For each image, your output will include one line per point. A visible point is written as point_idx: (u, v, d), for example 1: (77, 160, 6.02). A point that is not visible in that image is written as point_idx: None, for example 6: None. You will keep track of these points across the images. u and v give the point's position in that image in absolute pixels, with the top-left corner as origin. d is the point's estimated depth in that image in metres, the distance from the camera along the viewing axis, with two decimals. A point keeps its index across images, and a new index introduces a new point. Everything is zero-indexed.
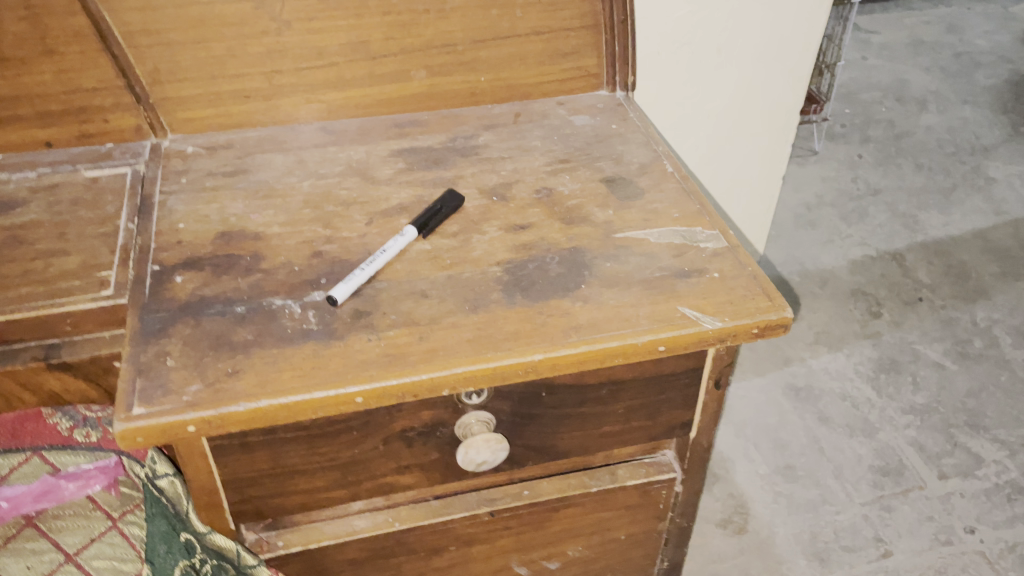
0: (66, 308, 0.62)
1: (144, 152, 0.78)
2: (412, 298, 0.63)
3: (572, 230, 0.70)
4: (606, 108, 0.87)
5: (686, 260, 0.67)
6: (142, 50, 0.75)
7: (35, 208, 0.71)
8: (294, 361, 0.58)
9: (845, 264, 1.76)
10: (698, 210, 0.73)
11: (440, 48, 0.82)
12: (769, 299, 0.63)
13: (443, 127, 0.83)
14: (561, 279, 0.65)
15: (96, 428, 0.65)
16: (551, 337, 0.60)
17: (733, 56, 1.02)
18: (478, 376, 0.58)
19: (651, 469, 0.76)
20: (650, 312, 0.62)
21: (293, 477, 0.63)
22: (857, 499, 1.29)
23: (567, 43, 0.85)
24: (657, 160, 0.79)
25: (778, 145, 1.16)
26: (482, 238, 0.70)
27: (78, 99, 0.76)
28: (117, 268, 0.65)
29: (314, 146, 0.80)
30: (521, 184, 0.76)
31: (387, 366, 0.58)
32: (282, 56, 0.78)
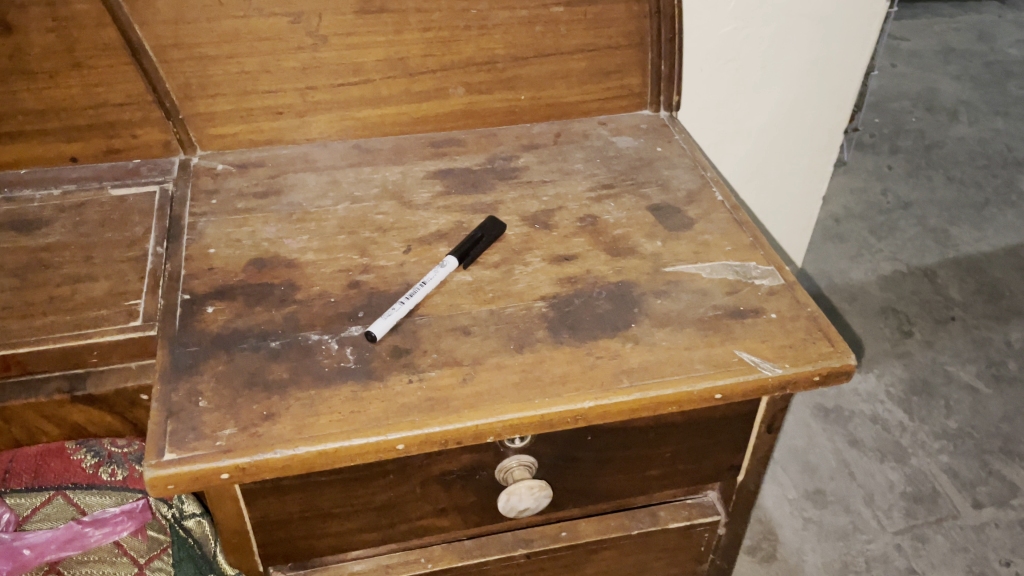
0: (93, 340, 0.59)
1: (172, 169, 0.76)
2: (454, 335, 0.60)
3: (620, 263, 0.67)
4: (650, 129, 0.83)
5: (741, 298, 0.64)
6: (173, 64, 0.72)
7: (61, 229, 0.68)
8: (332, 403, 0.55)
9: (875, 280, 1.72)
10: (751, 243, 0.69)
11: (479, 65, 0.79)
12: (831, 344, 0.60)
13: (481, 147, 0.80)
14: (610, 317, 0.62)
15: (122, 466, 0.64)
16: (602, 381, 0.57)
17: (779, 73, 0.99)
18: (526, 424, 0.55)
19: (693, 511, 0.73)
20: (705, 356, 0.59)
21: (325, 520, 0.60)
22: (889, 527, 1.26)
23: (611, 61, 0.82)
24: (706, 187, 0.76)
25: (820, 164, 1.12)
26: (525, 270, 0.66)
27: (106, 114, 0.73)
28: (146, 296, 0.63)
29: (348, 166, 0.77)
30: (564, 211, 0.73)
31: (430, 410, 0.55)
32: (317, 72, 0.75)
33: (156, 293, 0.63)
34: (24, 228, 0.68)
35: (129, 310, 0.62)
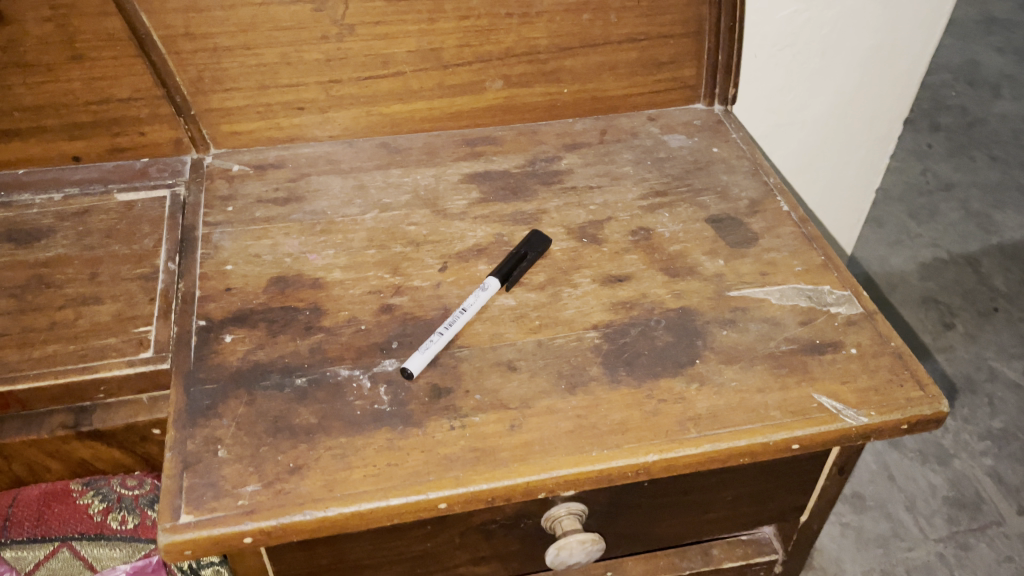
0: (100, 374, 0.53)
1: (184, 170, 0.69)
2: (499, 371, 0.54)
3: (678, 285, 0.61)
4: (704, 126, 0.76)
5: (816, 329, 0.57)
6: (184, 56, 0.65)
7: (63, 240, 0.62)
8: (366, 455, 0.49)
9: (915, 267, 1.65)
10: (824, 262, 0.63)
11: (520, 56, 0.71)
12: (920, 388, 0.54)
13: (520, 147, 0.73)
14: (671, 352, 0.56)
15: (132, 514, 0.59)
16: (667, 431, 0.51)
17: (839, 60, 0.91)
18: (582, 480, 0.49)
19: (749, 549, 0.67)
20: (781, 401, 0.53)
21: (356, 571, 0.55)
22: (931, 534, 1.21)
23: (664, 51, 0.74)
24: (769, 195, 0.69)
25: (877, 157, 1.05)
26: (573, 293, 0.60)
27: (111, 110, 0.67)
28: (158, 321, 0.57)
29: (375, 168, 0.70)
30: (614, 222, 0.66)
31: (476, 465, 0.49)
32: (341, 65, 0.68)
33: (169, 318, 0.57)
34: (23, 239, 0.62)
35: (139, 337, 0.56)
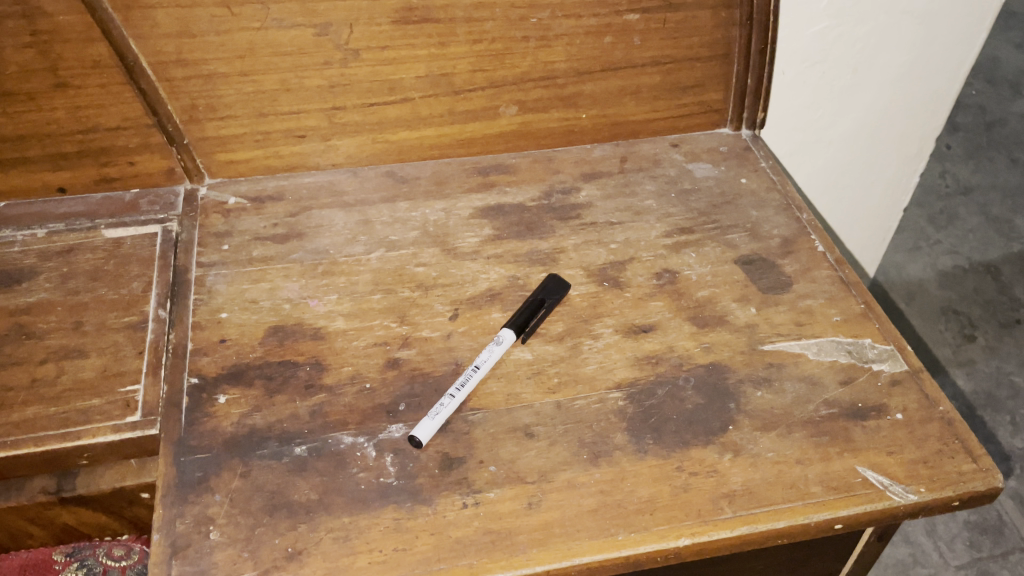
0: (82, 442, 0.49)
1: (176, 202, 0.65)
2: (515, 439, 0.50)
3: (708, 337, 0.56)
4: (731, 153, 0.71)
5: (858, 390, 0.53)
6: (176, 83, 0.60)
7: (46, 284, 0.58)
8: (371, 539, 0.45)
9: (935, 275, 1.57)
10: (863, 311, 0.58)
11: (536, 81, 0.67)
12: (973, 461, 0.49)
13: (535, 176, 0.69)
14: (702, 416, 0.51)
15: None
16: (699, 511, 0.47)
17: (870, 76, 0.86)
18: (607, 567, 0.45)
19: None
20: (822, 475, 0.48)
21: None
22: (952, 561, 1.17)
23: (690, 75, 0.69)
24: (802, 233, 0.64)
25: (903, 171, 1.00)
26: (594, 346, 0.56)
27: (97, 139, 0.62)
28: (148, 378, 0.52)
29: (380, 200, 0.66)
30: (636, 263, 0.62)
31: (491, 550, 0.45)
32: (345, 91, 0.63)
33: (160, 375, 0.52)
34: (3, 282, 0.58)
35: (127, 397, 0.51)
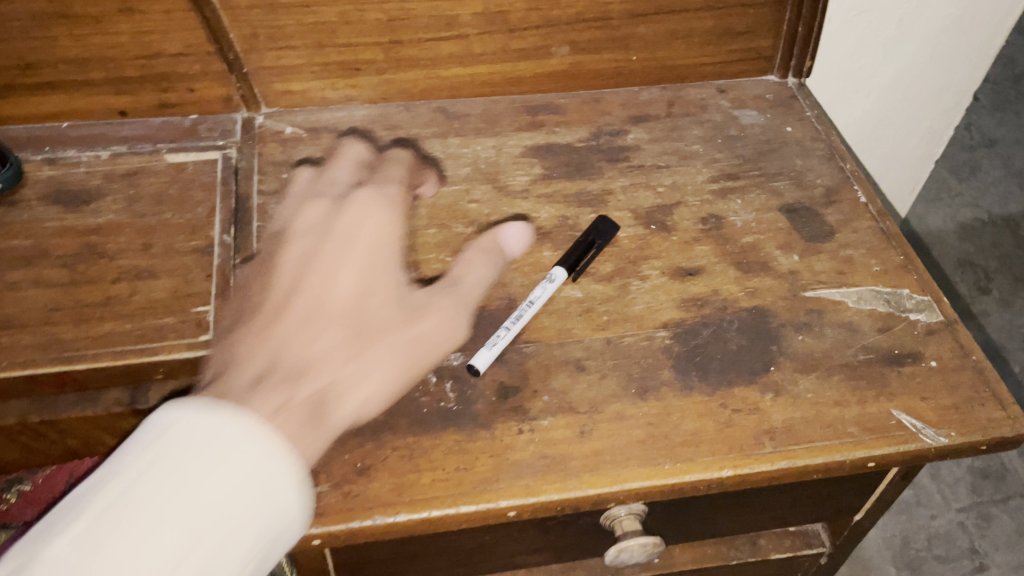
0: (158, 358, 0.52)
1: (234, 129, 0.66)
2: (567, 371, 0.53)
3: (752, 282, 0.58)
4: (776, 101, 0.72)
5: (895, 338, 0.55)
6: (238, 12, 0.61)
7: (113, 205, 0.60)
8: (434, 458, 0.48)
9: (953, 228, 1.56)
10: (903, 262, 0.60)
11: (591, 22, 0.67)
12: (1002, 408, 0.52)
13: (583, 117, 0.70)
14: (746, 357, 0.54)
15: None
16: (742, 445, 0.50)
17: (915, 28, 0.86)
18: (654, 492, 0.48)
19: (797, 540, 0.68)
20: (859, 417, 0.51)
21: (414, 559, 0.56)
22: (954, 504, 1.20)
23: (742, 21, 0.70)
24: (846, 183, 0.66)
25: (938, 123, 1.01)
26: (642, 286, 0.58)
27: (160, 65, 0.63)
28: (353, 264, 0.53)
29: (433, 136, 0.67)
30: (683, 207, 0.63)
31: (546, 473, 0.48)
32: (402, 25, 0.64)
33: (360, 262, 0.53)
34: (73, 203, 0.60)
35: (354, 288, 0.52)
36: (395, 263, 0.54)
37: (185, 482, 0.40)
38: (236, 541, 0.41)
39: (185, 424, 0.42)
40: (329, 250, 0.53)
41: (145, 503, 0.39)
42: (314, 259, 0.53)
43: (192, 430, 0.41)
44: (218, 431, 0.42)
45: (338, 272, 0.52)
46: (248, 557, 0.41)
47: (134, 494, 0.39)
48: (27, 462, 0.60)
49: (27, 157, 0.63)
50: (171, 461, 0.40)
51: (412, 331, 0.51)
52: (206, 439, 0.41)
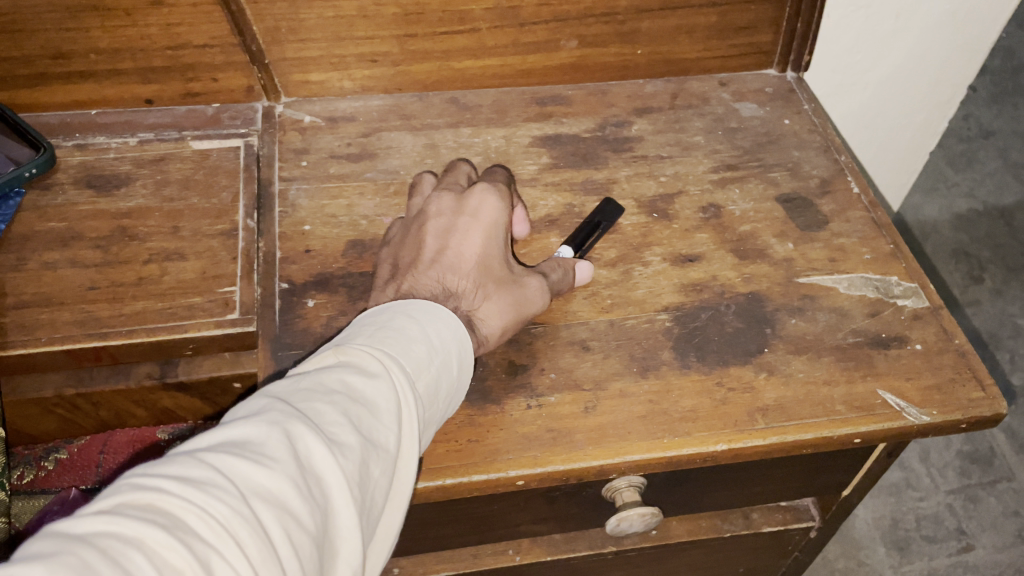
0: (189, 335, 0.55)
1: (255, 118, 0.69)
2: (573, 350, 0.56)
3: (749, 269, 0.62)
4: (776, 95, 0.75)
5: (882, 322, 0.59)
6: (262, 6, 0.64)
7: (142, 190, 0.63)
8: (448, 430, 0.52)
9: (949, 217, 1.57)
10: (892, 251, 0.63)
11: (598, 17, 0.70)
12: (981, 389, 0.55)
13: (590, 109, 0.73)
14: (741, 339, 0.57)
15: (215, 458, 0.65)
16: (736, 421, 0.53)
17: (911, 23, 0.88)
18: (653, 464, 0.51)
19: (788, 515, 0.71)
20: (846, 396, 0.54)
21: (426, 526, 0.59)
22: (942, 486, 1.24)
23: (744, 17, 0.72)
24: (840, 175, 0.69)
25: (934, 116, 1.04)
26: (644, 272, 0.61)
27: (186, 55, 0.66)
28: (480, 237, 0.53)
29: (445, 125, 0.70)
30: (684, 196, 0.66)
31: (552, 445, 0.51)
32: (418, 20, 0.67)
33: (488, 236, 0.53)
34: (103, 187, 0.63)
35: (480, 251, 0.53)
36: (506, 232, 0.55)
37: (378, 332, 0.44)
38: (444, 386, 0.45)
39: (440, 318, 0.46)
40: (466, 227, 0.54)
41: (406, 348, 0.43)
42: (468, 232, 0.53)
43: (446, 326, 0.46)
44: (450, 327, 0.46)
45: (473, 237, 0.53)
46: (446, 400, 0.45)
47: (393, 343, 0.43)
48: (60, 431, 0.63)
49: (59, 142, 0.66)
50: (406, 331, 0.44)
51: (523, 293, 0.54)
52: (448, 336, 0.46)
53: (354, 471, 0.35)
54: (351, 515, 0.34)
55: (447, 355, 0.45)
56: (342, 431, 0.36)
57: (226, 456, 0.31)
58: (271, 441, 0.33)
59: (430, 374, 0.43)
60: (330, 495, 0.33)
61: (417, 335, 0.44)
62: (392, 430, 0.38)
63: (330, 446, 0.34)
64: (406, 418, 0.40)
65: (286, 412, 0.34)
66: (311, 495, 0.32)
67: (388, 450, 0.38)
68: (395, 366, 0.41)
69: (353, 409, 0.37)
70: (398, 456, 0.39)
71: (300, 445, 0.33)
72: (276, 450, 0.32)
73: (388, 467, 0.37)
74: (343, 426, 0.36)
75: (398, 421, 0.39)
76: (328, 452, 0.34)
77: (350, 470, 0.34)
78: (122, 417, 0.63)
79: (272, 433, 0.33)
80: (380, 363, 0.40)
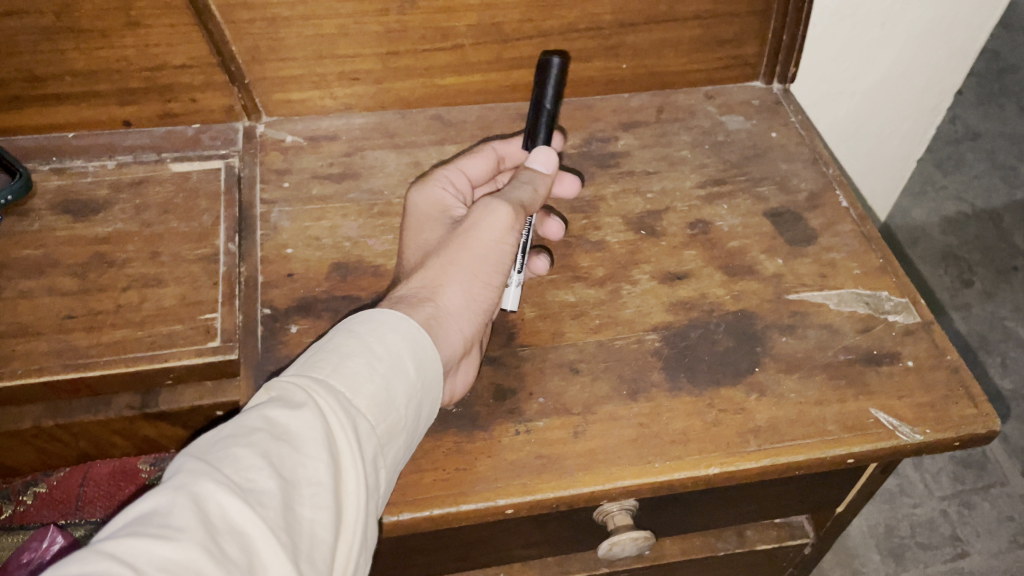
0: (169, 363, 0.54)
1: (236, 138, 0.68)
2: (561, 373, 0.55)
3: (738, 286, 0.61)
4: (763, 107, 0.75)
5: (874, 339, 0.58)
6: (241, 25, 0.63)
7: (121, 214, 0.62)
8: (435, 458, 0.51)
9: (938, 220, 1.57)
10: (882, 265, 0.63)
11: (582, 32, 0.69)
12: (975, 406, 0.54)
13: (576, 124, 0.72)
14: (732, 358, 0.56)
15: None
16: (727, 443, 0.52)
17: (897, 32, 0.88)
18: (644, 488, 0.51)
19: (782, 532, 0.71)
20: (839, 415, 0.54)
21: (415, 553, 0.58)
22: (936, 492, 1.23)
23: (729, 30, 0.72)
24: (829, 188, 0.68)
25: (922, 123, 1.03)
26: (633, 290, 0.60)
27: (164, 76, 0.65)
28: (419, 227, 0.57)
29: (430, 143, 0.69)
30: (672, 212, 0.66)
31: (542, 472, 0.50)
32: (400, 37, 0.66)
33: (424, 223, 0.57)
34: (81, 212, 0.62)
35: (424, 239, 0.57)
36: (451, 217, 0.58)
37: (314, 357, 0.44)
38: (399, 390, 0.44)
39: (384, 324, 0.46)
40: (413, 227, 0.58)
41: (338, 368, 0.42)
42: (413, 233, 0.57)
43: (389, 331, 0.45)
44: (396, 333, 0.46)
45: (418, 234, 0.57)
46: (410, 405, 0.44)
47: (326, 365, 0.42)
48: (40, 462, 0.62)
49: (35, 167, 0.65)
50: (342, 350, 0.43)
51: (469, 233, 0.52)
52: (393, 342, 0.45)
53: (276, 516, 0.35)
54: (281, 559, 0.34)
55: (392, 361, 0.44)
56: (262, 475, 0.36)
57: (133, 534, 0.32)
58: (178, 509, 0.33)
59: (373, 386, 0.42)
60: (252, 546, 0.34)
61: (356, 348, 0.44)
62: (322, 462, 0.38)
63: (244, 498, 0.34)
64: (343, 442, 0.40)
65: (198, 472, 0.35)
66: (227, 552, 0.33)
67: (320, 483, 0.37)
68: (323, 392, 0.41)
69: (275, 450, 0.37)
70: (339, 484, 0.39)
71: (209, 505, 0.34)
72: (182, 518, 0.32)
73: (322, 502, 0.37)
74: (262, 470, 0.36)
75: (331, 450, 0.39)
76: (242, 505, 0.34)
77: (271, 517, 0.35)
78: (102, 447, 0.62)
79: (177, 498, 0.33)
80: (304, 393, 0.40)
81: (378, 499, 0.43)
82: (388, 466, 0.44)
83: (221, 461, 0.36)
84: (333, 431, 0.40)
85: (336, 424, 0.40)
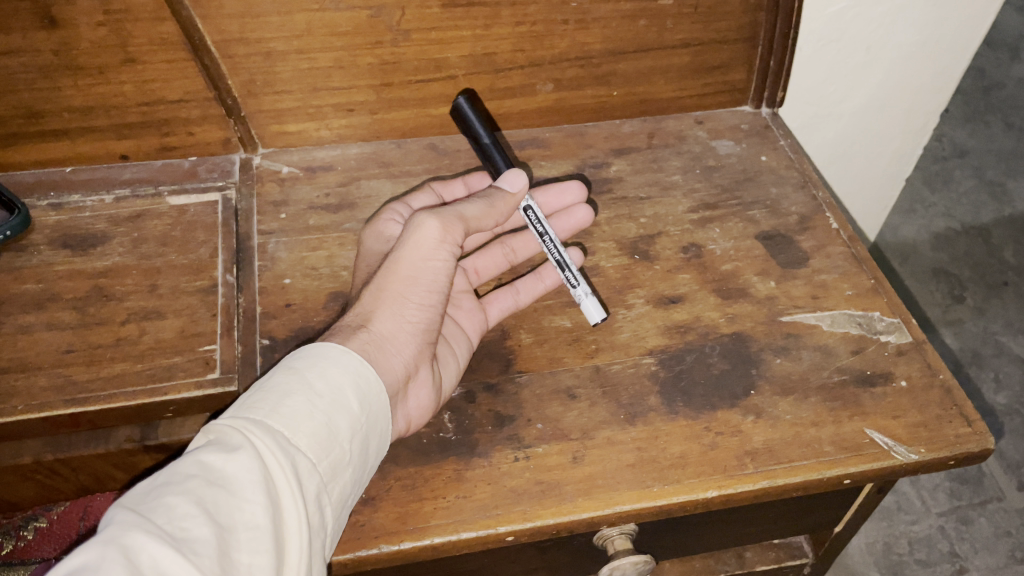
0: (169, 397, 0.54)
1: (233, 170, 0.69)
2: (559, 399, 0.56)
3: (732, 308, 0.62)
4: (752, 131, 0.76)
5: (867, 359, 0.59)
6: (237, 60, 0.63)
7: (119, 248, 0.63)
8: (435, 486, 0.51)
9: (928, 237, 1.58)
10: (873, 286, 0.63)
11: (573, 61, 0.70)
12: (968, 425, 0.55)
13: (568, 151, 0.73)
14: (727, 381, 0.57)
15: None
16: (725, 466, 0.52)
17: (881, 56, 0.89)
18: (643, 513, 0.51)
19: (781, 553, 0.71)
20: (835, 436, 0.54)
21: None
22: (934, 508, 1.24)
23: (717, 56, 0.73)
24: (819, 211, 0.69)
25: (909, 143, 1.05)
26: (628, 315, 0.61)
27: (161, 111, 0.66)
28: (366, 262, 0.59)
29: (425, 172, 0.70)
30: (665, 237, 0.66)
31: (542, 498, 0.51)
32: (394, 69, 0.67)
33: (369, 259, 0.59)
34: (79, 246, 0.62)
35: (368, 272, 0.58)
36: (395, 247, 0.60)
37: (253, 398, 0.45)
38: (340, 425, 0.46)
39: (322, 361, 0.48)
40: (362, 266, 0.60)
41: (276, 407, 0.44)
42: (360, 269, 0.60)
43: (330, 367, 0.47)
44: (335, 369, 0.47)
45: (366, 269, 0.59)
46: (351, 440, 0.46)
47: (263, 407, 0.44)
48: (41, 497, 0.62)
49: (33, 202, 0.66)
50: (280, 389, 0.45)
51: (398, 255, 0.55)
52: (333, 377, 0.47)
53: (211, 562, 0.35)
54: None
55: (332, 396, 0.46)
56: (196, 523, 0.36)
57: None
58: (108, 564, 0.33)
59: (312, 423, 0.44)
60: None
61: (294, 387, 0.45)
62: (259, 504, 0.39)
63: (176, 547, 0.35)
64: (282, 481, 0.41)
65: (129, 523, 0.35)
66: None
67: (258, 525, 0.38)
68: (261, 432, 0.42)
69: (211, 495, 0.38)
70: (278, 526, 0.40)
71: (140, 557, 0.34)
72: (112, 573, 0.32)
73: (261, 545, 0.38)
74: (196, 517, 0.36)
75: (268, 491, 0.40)
76: (175, 554, 0.34)
77: (207, 564, 0.35)
78: (102, 480, 0.62)
79: (106, 552, 0.33)
80: (240, 435, 0.41)
81: (321, 539, 0.43)
82: (332, 502, 0.45)
83: (154, 511, 0.36)
84: (270, 472, 0.41)
85: (274, 463, 0.41)
